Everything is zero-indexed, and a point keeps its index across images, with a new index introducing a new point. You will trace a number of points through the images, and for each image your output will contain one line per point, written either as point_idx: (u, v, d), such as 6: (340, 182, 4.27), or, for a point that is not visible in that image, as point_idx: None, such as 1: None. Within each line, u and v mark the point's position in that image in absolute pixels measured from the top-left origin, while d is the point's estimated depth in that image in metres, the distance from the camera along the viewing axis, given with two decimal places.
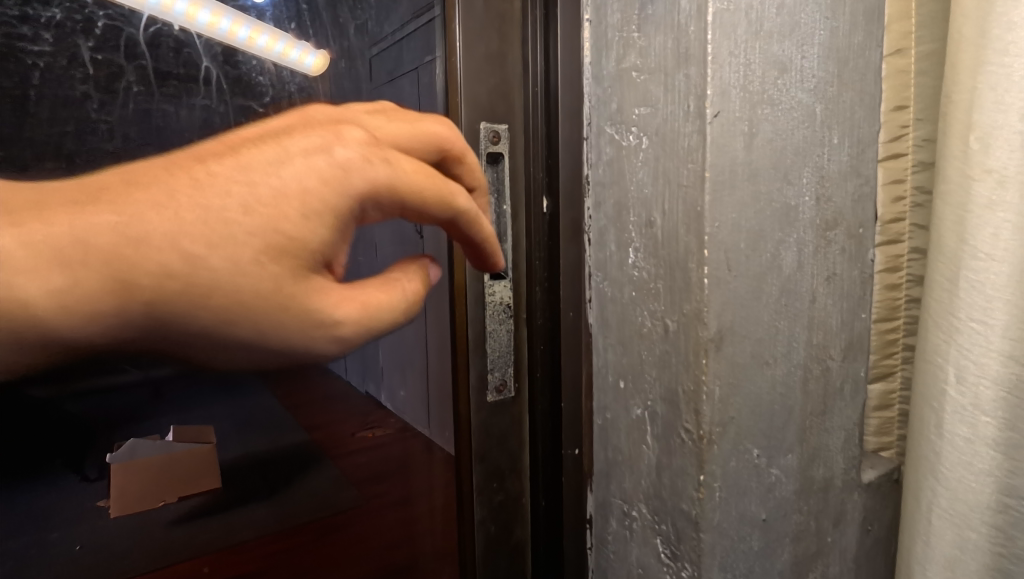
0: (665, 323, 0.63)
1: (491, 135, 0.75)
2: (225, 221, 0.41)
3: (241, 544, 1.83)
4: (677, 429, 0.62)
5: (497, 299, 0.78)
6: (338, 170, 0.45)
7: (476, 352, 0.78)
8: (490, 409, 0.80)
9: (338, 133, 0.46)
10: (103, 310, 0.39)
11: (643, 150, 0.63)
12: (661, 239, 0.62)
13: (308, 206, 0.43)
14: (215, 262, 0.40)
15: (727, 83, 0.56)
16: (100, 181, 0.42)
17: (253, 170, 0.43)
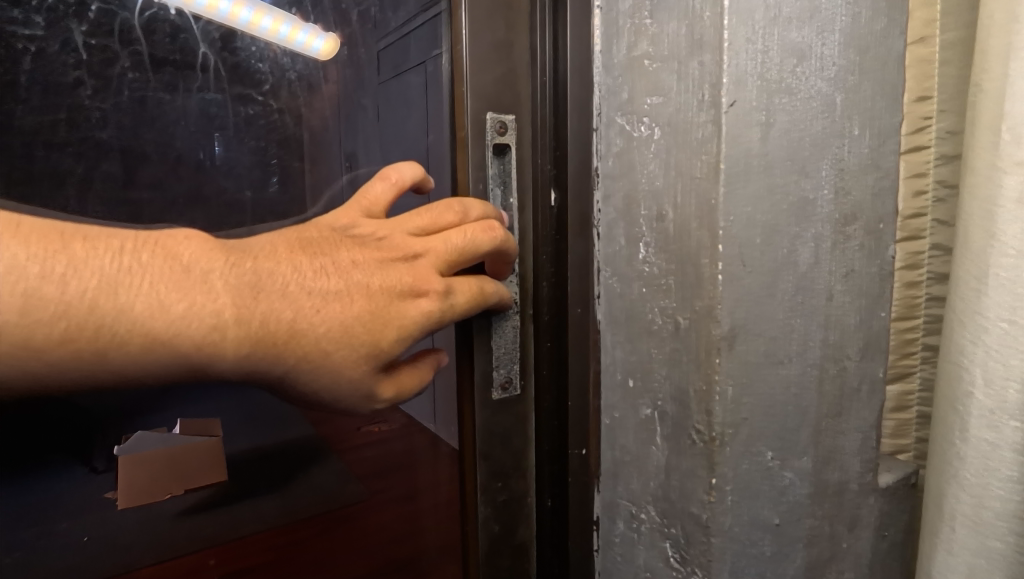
0: (675, 321, 0.61)
1: (498, 126, 0.74)
2: (345, 332, 0.62)
3: (246, 536, 1.91)
4: (686, 430, 0.61)
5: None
6: (423, 312, 0.65)
7: (480, 349, 0.77)
8: (495, 408, 0.78)
9: (425, 282, 0.66)
10: (252, 364, 0.59)
11: (655, 141, 0.61)
12: (672, 233, 0.61)
13: (400, 332, 0.65)
14: (332, 359, 0.62)
15: (743, 70, 0.54)
16: (268, 263, 0.60)
17: (364, 295, 0.63)
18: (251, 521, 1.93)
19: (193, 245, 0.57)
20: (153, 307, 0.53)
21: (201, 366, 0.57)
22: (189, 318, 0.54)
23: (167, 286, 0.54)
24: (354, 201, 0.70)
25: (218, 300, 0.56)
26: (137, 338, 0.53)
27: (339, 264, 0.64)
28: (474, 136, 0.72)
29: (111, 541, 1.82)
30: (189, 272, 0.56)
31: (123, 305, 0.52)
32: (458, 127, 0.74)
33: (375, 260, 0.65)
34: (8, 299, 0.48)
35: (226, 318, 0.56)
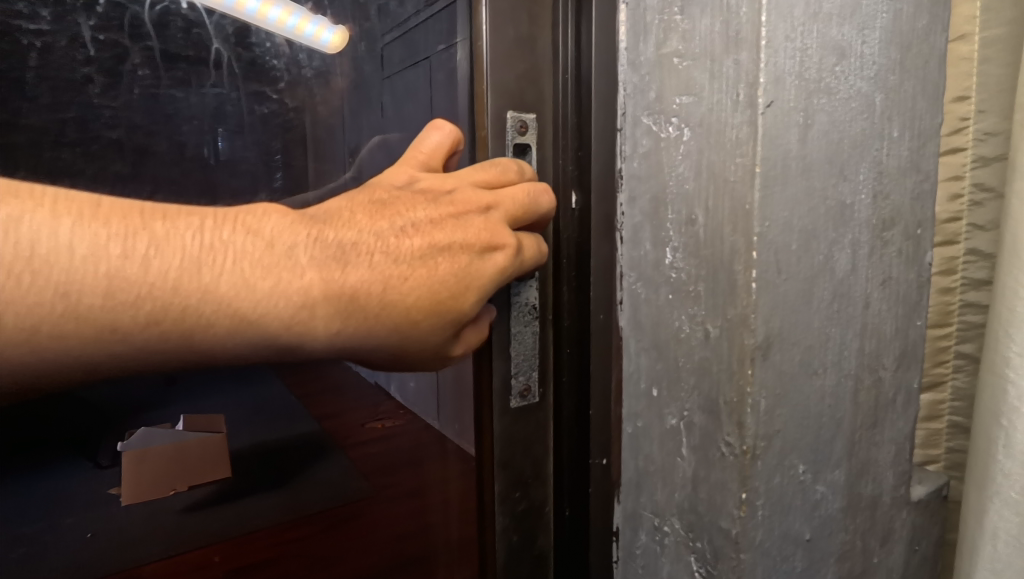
0: (705, 329, 0.59)
1: (519, 124, 0.71)
2: (432, 301, 0.58)
3: (253, 532, 1.90)
4: (716, 441, 0.59)
5: (523, 300, 0.74)
6: (497, 267, 0.61)
7: (500, 355, 0.74)
8: (517, 415, 0.76)
9: (500, 237, 0.62)
10: (344, 339, 0.56)
11: (685, 142, 0.59)
12: (704, 238, 0.59)
13: (480, 294, 0.61)
14: (421, 328, 0.59)
15: (782, 69, 0.51)
16: (345, 228, 0.56)
17: (446, 256, 0.59)
18: (256, 515, 1.97)
19: (275, 219, 0.54)
20: (238, 287, 0.50)
21: (292, 347, 0.54)
22: (276, 297, 0.51)
23: (251, 263, 0.51)
24: (409, 155, 0.65)
25: (305, 276, 0.52)
26: (224, 319, 0.50)
27: (416, 224, 0.59)
28: (495, 136, 0.70)
29: (116, 537, 1.82)
30: (272, 247, 0.52)
31: (208, 285, 0.49)
32: (477, 126, 0.71)
33: (450, 215, 0.61)
34: (94, 282, 0.45)
35: (314, 294, 0.53)
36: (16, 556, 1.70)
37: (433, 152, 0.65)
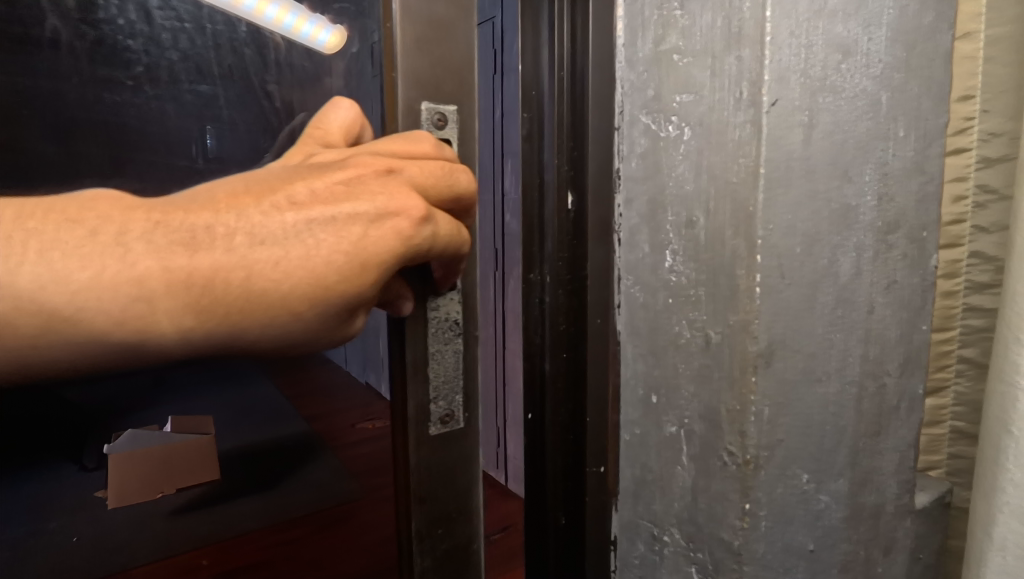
0: (706, 334, 0.58)
1: (436, 117, 0.54)
2: (315, 285, 0.43)
3: (242, 535, 1.86)
4: (716, 451, 0.58)
5: (442, 314, 0.58)
6: (399, 239, 0.45)
7: (416, 378, 0.57)
8: (440, 441, 0.60)
9: (402, 202, 0.45)
10: (205, 340, 0.43)
11: (685, 141, 0.58)
12: (704, 241, 0.57)
13: (381, 273, 0.46)
14: (297, 319, 0.44)
15: (785, 67, 0.50)
16: (200, 201, 0.43)
17: (330, 231, 0.43)
18: (241, 520, 1.92)
19: (109, 201, 0.42)
20: (43, 280, 0.39)
21: (137, 349, 0.42)
22: (100, 288, 0.39)
23: (63, 252, 0.40)
24: (304, 136, 0.51)
25: (138, 265, 0.40)
26: (30, 318, 0.39)
27: (293, 195, 0.44)
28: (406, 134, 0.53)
29: (101, 541, 1.78)
30: (95, 235, 0.40)
31: (3, 276, 0.38)
32: (384, 121, 0.54)
33: (339, 181, 0.45)
34: None
35: (158, 285, 0.40)
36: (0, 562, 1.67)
37: (344, 135, 0.52)
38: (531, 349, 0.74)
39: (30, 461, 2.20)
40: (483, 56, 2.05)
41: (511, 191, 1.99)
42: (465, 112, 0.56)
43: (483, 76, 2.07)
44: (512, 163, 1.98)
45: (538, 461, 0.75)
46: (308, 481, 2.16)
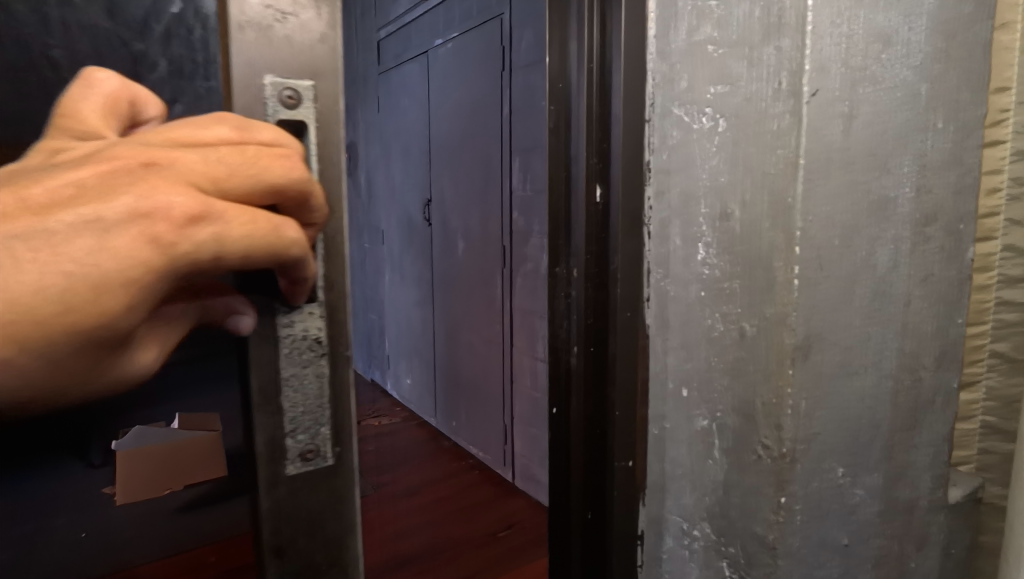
0: (740, 327, 0.58)
1: (284, 92, 0.39)
2: (29, 321, 0.30)
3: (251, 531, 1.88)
4: (750, 445, 0.59)
5: (299, 333, 0.42)
6: (155, 248, 0.31)
7: (260, 406, 0.41)
8: (297, 488, 0.43)
9: (157, 199, 0.31)
10: None
11: (720, 134, 0.58)
12: (739, 233, 0.57)
13: (130, 299, 0.31)
14: (10, 365, 0.31)
15: (826, 57, 0.50)
16: None
17: (50, 245, 0.30)
18: None
19: None
20: None
21: None
22: None
23: None
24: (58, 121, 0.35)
25: None
26: None
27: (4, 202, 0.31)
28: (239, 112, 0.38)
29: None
30: None
31: None
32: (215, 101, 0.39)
33: (71, 180, 0.31)
34: None
35: None
36: None
37: (115, 123, 0.35)
38: (557, 343, 0.74)
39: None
40: (492, 53, 2.06)
41: (520, 187, 1.99)
42: (330, 95, 0.41)
43: (492, 73, 2.07)
44: (520, 160, 1.98)
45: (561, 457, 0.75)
46: None
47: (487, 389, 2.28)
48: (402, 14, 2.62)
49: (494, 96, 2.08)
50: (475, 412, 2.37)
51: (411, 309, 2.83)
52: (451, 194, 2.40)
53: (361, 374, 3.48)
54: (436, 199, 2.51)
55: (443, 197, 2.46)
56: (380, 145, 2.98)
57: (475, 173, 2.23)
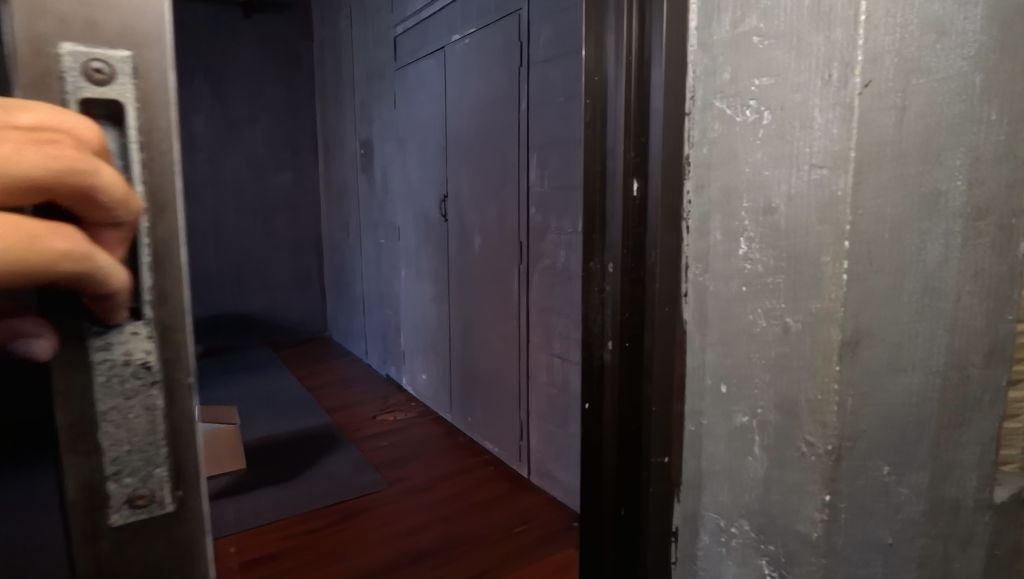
0: (784, 323, 0.58)
1: (92, 68, 0.32)
2: None
3: (269, 524, 1.91)
4: (793, 443, 0.58)
5: (121, 358, 0.35)
6: None
7: (72, 447, 0.35)
8: (128, 540, 0.36)
9: None
10: None
11: (764, 126, 0.57)
12: (784, 227, 0.56)
13: None
14: None
15: (880, 47, 0.50)
16: None
17: None
18: (265, 510, 1.97)
19: None
20: None
21: None
22: None
23: None
24: None
25: None
26: None
27: None
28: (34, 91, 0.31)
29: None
30: None
31: None
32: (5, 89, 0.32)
33: None
34: None
35: None
36: None
37: None
38: (591, 339, 0.72)
39: None
40: (509, 48, 2.05)
41: (537, 184, 1.99)
42: (156, 69, 0.34)
43: (509, 69, 2.07)
44: (538, 156, 1.97)
45: (592, 454, 0.73)
46: (328, 474, 2.22)
47: (503, 386, 2.28)
48: (419, 11, 2.62)
49: (511, 92, 2.07)
50: (491, 408, 2.37)
51: (427, 304, 2.85)
52: (467, 191, 2.40)
53: (376, 369, 3.49)
54: (452, 195, 2.51)
55: (460, 193, 2.45)
56: (397, 142, 2.98)
57: (491, 170, 2.23)
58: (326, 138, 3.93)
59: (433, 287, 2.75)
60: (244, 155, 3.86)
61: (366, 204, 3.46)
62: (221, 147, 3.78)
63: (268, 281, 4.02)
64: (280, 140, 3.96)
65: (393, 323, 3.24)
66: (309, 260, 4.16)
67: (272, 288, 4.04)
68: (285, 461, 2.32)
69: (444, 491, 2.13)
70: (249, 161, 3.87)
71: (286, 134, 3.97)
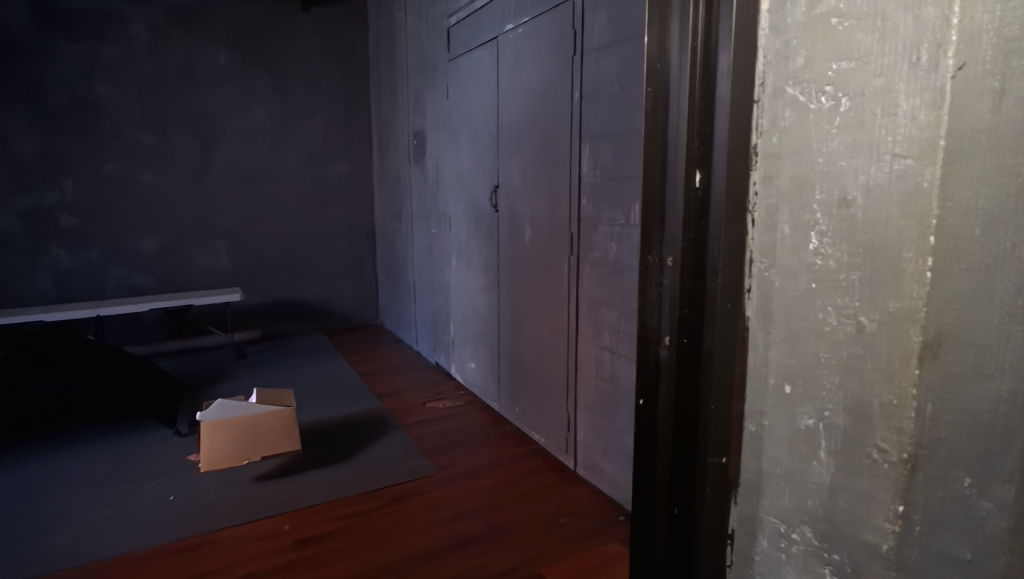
0: (858, 323, 0.57)
1: None
2: None
3: (318, 504, 1.97)
4: (863, 448, 0.57)
5: None
6: None
7: None
8: None
9: None
10: None
11: (842, 114, 0.55)
12: (862, 223, 0.55)
13: None
14: None
15: (978, 26, 0.49)
16: None
17: None
18: (317, 490, 2.05)
19: None
20: None
21: None
22: None
23: None
24: None
25: None
26: None
27: None
28: None
29: (189, 502, 1.98)
30: None
31: None
32: None
33: None
34: None
35: None
36: (106, 513, 1.92)
37: None
38: (647, 334, 0.68)
39: (115, 444, 2.42)
40: (562, 37, 2.02)
41: (589, 174, 1.96)
42: None
43: (563, 58, 2.04)
44: (590, 146, 1.94)
45: (645, 456, 0.69)
46: (378, 457, 2.28)
47: (551, 376, 2.28)
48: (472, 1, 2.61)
49: (564, 82, 2.05)
50: (539, 399, 2.37)
51: (477, 294, 2.87)
52: (519, 181, 2.39)
53: (427, 357, 3.55)
54: (504, 185, 2.51)
55: (512, 183, 2.45)
56: (449, 132, 3.00)
57: (543, 160, 2.21)
58: (381, 127, 3.99)
59: (483, 276, 2.77)
60: (302, 146, 3.97)
61: (418, 193, 3.50)
62: (280, 138, 3.90)
63: (323, 268, 4.14)
64: (336, 131, 4.05)
65: (443, 311, 3.28)
66: (363, 249, 4.25)
67: (327, 276, 4.15)
68: (338, 443, 2.40)
69: (488, 479, 2.15)
70: (306, 152, 3.98)
71: (342, 126, 4.06)
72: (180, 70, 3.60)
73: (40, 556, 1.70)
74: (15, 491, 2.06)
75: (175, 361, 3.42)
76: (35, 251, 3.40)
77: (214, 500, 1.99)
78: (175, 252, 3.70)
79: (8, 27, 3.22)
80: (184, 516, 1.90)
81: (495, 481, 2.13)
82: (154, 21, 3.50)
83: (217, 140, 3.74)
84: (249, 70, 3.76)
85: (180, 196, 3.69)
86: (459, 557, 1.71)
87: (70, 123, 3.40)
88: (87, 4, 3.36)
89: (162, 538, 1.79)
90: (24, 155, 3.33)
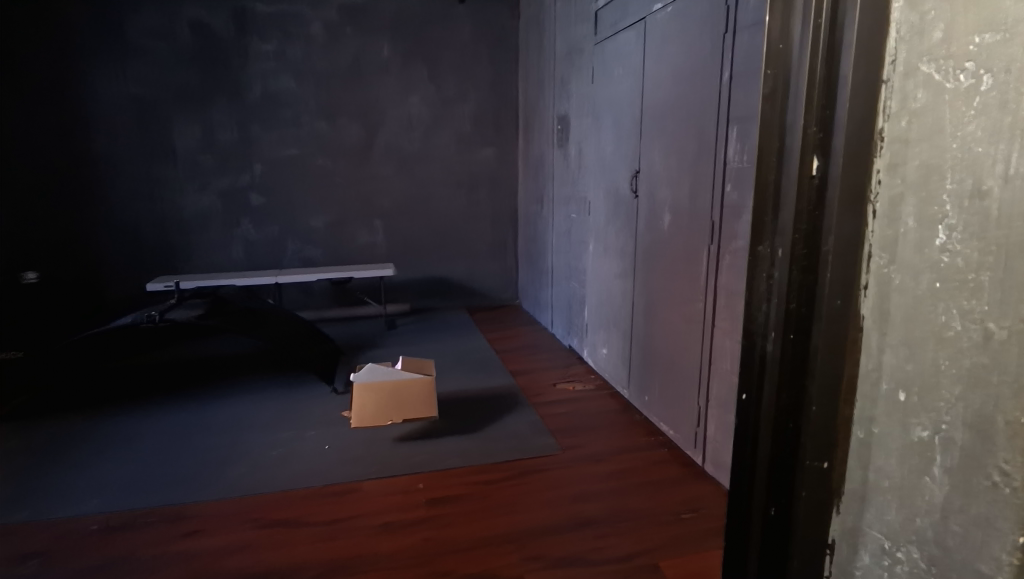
0: (985, 328, 0.52)
1: None
2: None
3: (448, 469, 2.12)
4: (982, 469, 0.54)
5: None
6: None
7: None
8: None
9: None
10: None
11: (982, 93, 0.51)
12: (995, 217, 0.51)
13: None
14: None
15: None
16: None
17: None
18: (451, 455, 2.21)
19: None
20: None
21: None
22: None
23: None
24: None
25: None
26: None
27: None
28: None
29: (341, 452, 2.25)
30: None
31: None
32: None
33: None
34: None
35: None
36: (275, 454, 2.23)
37: None
38: (753, 327, 0.64)
39: (284, 395, 2.79)
40: (714, 14, 1.92)
41: (735, 160, 1.87)
42: None
43: (713, 36, 1.95)
44: (738, 129, 1.85)
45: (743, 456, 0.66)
46: (507, 431, 2.39)
47: (684, 368, 2.22)
48: None
49: (714, 61, 1.95)
50: (670, 391, 2.32)
51: (612, 280, 2.85)
52: (662, 166, 2.33)
53: (560, 339, 3.62)
54: (645, 171, 2.46)
55: (653, 169, 2.39)
56: (593, 117, 3.00)
57: (687, 145, 2.14)
58: (527, 112, 4.09)
59: (619, 263, 2.74)
60: (452, 132, 4.19)
61: (560, 178, 3.55)
62: (434, 125, 4.16)
63: (468, 249, 4.36)
64: (485, 117, 4.22)
65: (578, 297, 3.32)
66: (505, 231, 4.41)
67: (471, 256, 4.37)
68: (471, 414, 2.56)
69: (608, 465, 2.15)
70: (457, 137, 4.20)
71: (490, 112, 4.22)
72: (350, 63, 3.97)
73: (222, 482, 2.04)
74: (210, 426, 2.46)
75: (337, 328, 3.83)
76: (230, 225, 3.98)
77: (362, 453, 2.23)
78: (340, 230, 4.13)
79: (215, 31, 3.77)
80: (336, 465, 2.15)
81: (612, 467, 2.14)
82: (329, 20, 3.89)
83: (379, 127, 4.09)
84: (409, 61, 4.05)
85: (347, 179, 4.09)
86: (577, 536, 1.76)
87: (261, 114, 3.91)
88: (276, 7, 3.81)
89: (318, 481, 2.05)
90: (226, 143, 3.90)
